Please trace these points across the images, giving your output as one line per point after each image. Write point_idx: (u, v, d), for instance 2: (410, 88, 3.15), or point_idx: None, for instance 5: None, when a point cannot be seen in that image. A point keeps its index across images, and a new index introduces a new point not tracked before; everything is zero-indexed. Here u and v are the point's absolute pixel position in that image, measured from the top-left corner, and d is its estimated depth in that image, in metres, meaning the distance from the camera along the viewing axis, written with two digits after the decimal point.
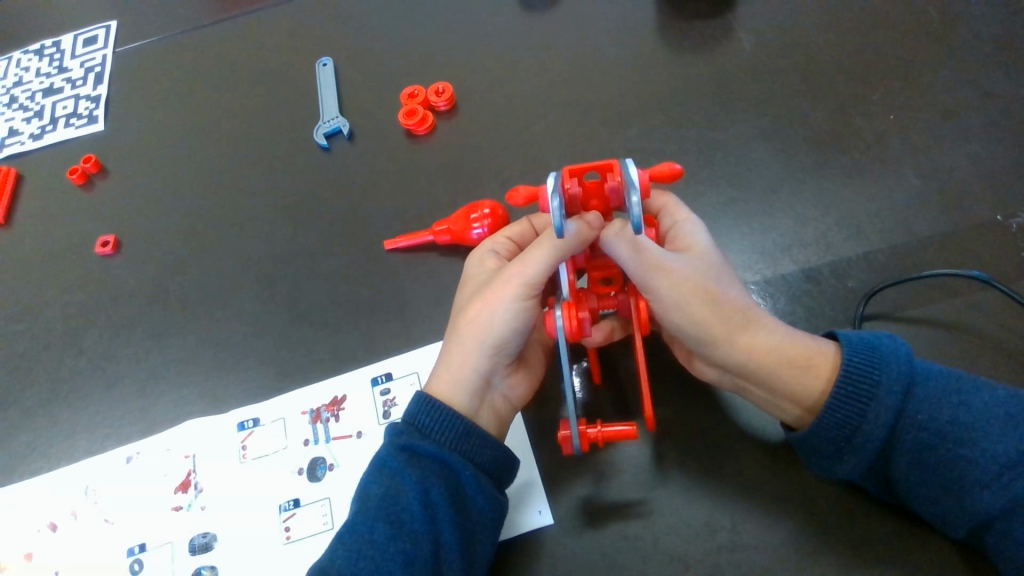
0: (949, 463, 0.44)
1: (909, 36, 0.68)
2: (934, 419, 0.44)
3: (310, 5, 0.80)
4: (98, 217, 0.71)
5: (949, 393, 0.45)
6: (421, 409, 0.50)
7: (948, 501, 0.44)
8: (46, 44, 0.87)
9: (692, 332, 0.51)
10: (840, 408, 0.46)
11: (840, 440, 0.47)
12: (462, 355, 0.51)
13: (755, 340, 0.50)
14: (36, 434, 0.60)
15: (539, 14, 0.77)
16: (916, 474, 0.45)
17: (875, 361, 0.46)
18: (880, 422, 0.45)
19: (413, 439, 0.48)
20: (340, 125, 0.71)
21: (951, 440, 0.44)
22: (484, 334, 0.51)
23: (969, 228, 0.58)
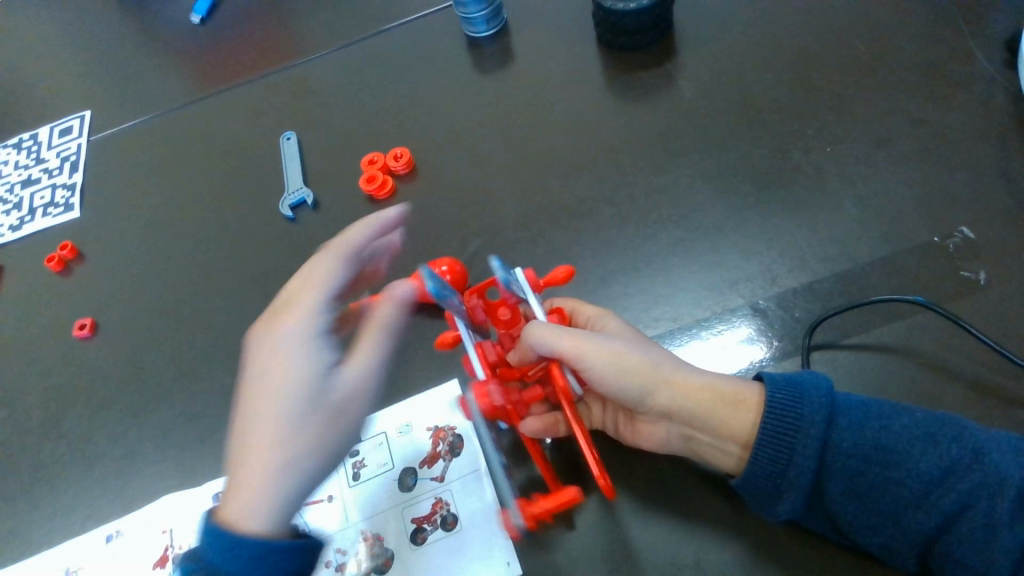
0: (881, 488, 0.42)
1: (839, 70, 0.71)
2: (858, 445, 0.43)
3: (284, 91, 0.88)
4: (82, 303, 0.76)
5: (869, 418, 0.43)
6: (211, 541, 0.41)
7: (886, 528, 0.42)
8: (24, 137, 0.96)
9: (628, 388, 0.49)
10: (769, 443, 0.44)
11: (774, 477, 0.44)
12: (264, 450, 0.43)
13: (685, 381, 0.48)
14: (18, 520, 0.63)
15: (490, 75, 0.82)
16: (853, 506, 0.43)
17: (796, 394, 0.44)
18: (807, 452, 0.43)
19: None
20: (304, 195, 0.76)
21: (877, 464, 0.42)
22: (333, 411, 0.45)
23: (908, 251, 0.59)
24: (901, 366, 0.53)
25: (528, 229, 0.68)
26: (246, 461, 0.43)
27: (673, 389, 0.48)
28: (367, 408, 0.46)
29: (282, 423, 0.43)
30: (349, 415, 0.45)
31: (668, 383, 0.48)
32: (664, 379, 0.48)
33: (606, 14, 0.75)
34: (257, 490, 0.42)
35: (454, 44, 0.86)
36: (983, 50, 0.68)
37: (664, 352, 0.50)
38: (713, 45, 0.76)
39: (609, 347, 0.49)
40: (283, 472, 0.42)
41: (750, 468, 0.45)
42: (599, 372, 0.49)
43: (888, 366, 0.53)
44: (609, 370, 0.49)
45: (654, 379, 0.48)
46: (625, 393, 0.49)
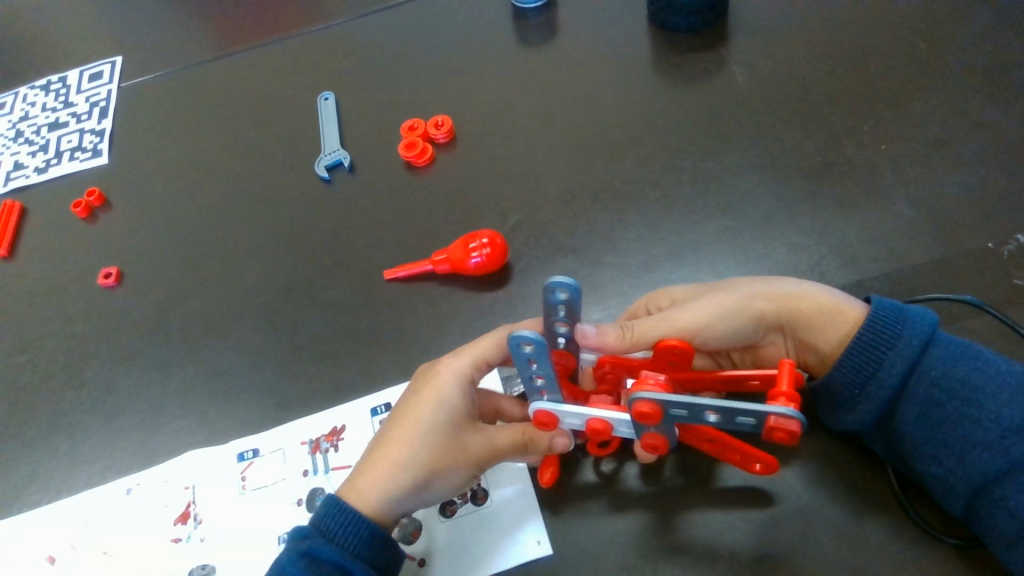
0: (954, 422, 0.43)
1: (898, 67, 0.69)
2: (946, 376, 0.44)
3: (322, 51, 0.86)
4: (108, 251, 0.74)
5: (964, 356, 0.45)
6: (328, 512, 0.46)
7: (947, 460, 0.43)
8: (52, 79, 0.94)
9: (738, 330, 0.51)
10: (858, 354, 0.46)
11: (855, 385, 0.47)
12: (399, 451, 0.47)
13: (783, 303, 0.51)
14: (36, 465, 0.62)
15: (536, 49, 0.80)
16: (923, 430, 0.44)
17: (899, 317, 0.46)
18: (894, 370, 0.45)
19: (317, 544, 0.45)
20: (341, 157, 0.74)
21: (959, 398, 0.44)
22: (471, 429, 0.49)
23: (962, 254, 0.57)
24: None
25: (570, 206, 0.67)
26: (377, 456, 0.48)
27: (772, 317, 0.51)
28: (495, 435, 0.49)
29: (416, 430, 0.48)
30: (472, 436, 0.49)
31: (763, 317, 0.51)
32: (761, 310, 0.51)
33: None
34: (400, 479, 0.47)
35: (499, 14, 0.84)
36: None
37: (755, 285, 0.52)
38: (768, 32, 0.74)
39: (698, 316, 0.51)
40: (415, 474, 0.47)
41: (834, 373, 0.47)
42: (711, 333, 0.51)
43: None
44: (714, 323, 0.51)
45: (755, 316, 0.51)
46: (737, 334, 0.52)
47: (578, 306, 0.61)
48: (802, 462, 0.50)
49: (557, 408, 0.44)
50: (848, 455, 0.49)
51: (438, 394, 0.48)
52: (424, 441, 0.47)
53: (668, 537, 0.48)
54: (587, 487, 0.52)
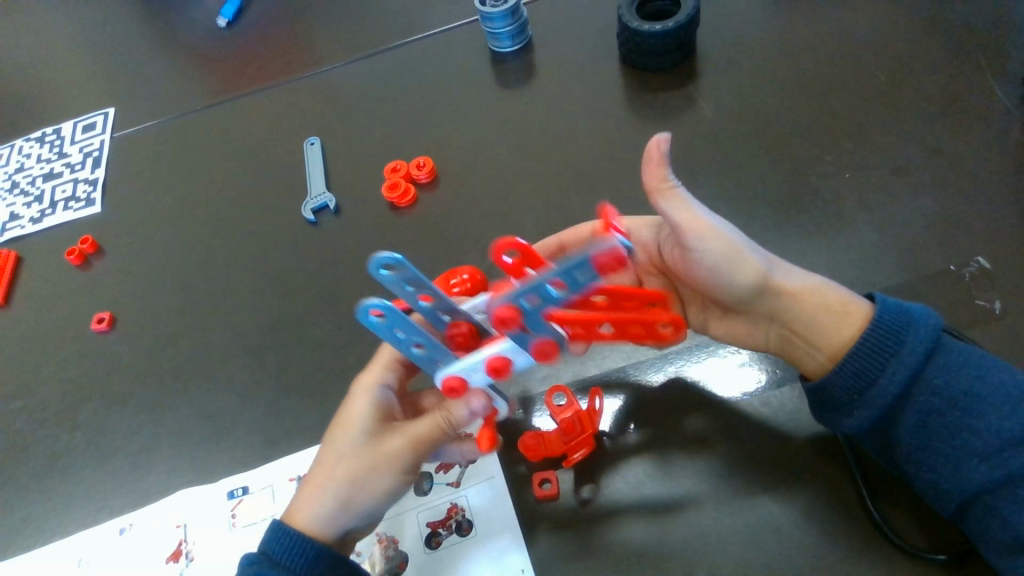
0: (954, 430, 0.44)
1: (859, 99, 0.72)
2: (949, 386, 0.44)
3: (309, 99, 0.89)
4: (101, 296, 0.76)
5: (967, 365, 0.45)
6: (272, 537, 0.48)
7: (943, 469, 0.44)
8: (47, 131, 0.97)
9: (739, 287, 0.50)
10: (860, 357, 0.46)
11: (854, 390, 0.46)
12: (324, 466, 0.50)
13: (786, 284, 0.49)
14: (30, 509, 0.63)
15: (513, 93, 0.83)
16: (920, 437, 0.45)
17: (904, 323, 0.46)
18: (896, 377, 0.45)
19: (262, 569, 0.47)
20: (327, 200, 0.77)
21: (960, 408, 0.44)
22: (385, 432, 0.51)
23: (925, 277, 0.60)
24: None
25: (548, 241, 0.69)
26: (307, 477, 0.51)
27: (773, 293, 0.49)
28: (410, 432, 0.51)
29: (336, 443, 0.50)
30: (386, 438, 0.51)
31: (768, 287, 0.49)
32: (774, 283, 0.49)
33: (632, 36, 0.76)
34: (327, 491, 0.49)
35: (478, 60, 0.88)
36: (1001, 84, 0.70)
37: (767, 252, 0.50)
38: (734, 69, 0.78)
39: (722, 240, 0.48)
40: (338, 488, 0.49)
41: (831, 378, 0.47)
42: (708, 261, 0.49)
43: None
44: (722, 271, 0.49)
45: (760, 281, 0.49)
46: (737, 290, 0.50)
47: None
48: (777, 488, 0.52)
49: (454, 370, 0.46)
50: (821, 480, 0.51)
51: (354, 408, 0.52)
52: (340, 457, 0.50)
53: (652, 565, 0.50)
54: (570, 517, 0.54)
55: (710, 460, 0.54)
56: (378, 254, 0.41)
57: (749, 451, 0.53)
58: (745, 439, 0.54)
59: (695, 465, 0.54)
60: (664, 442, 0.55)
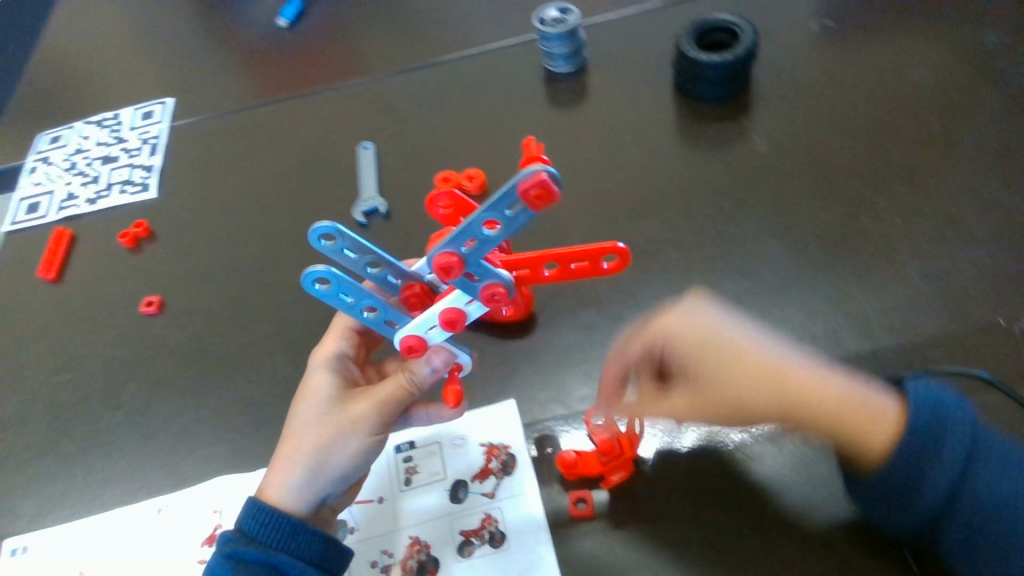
0: (1001, 533, 0.45)
1: (914, 144, 0.73)
2: (992, 492, 0.45)
3: (365, 103, 0.91)
4: (151, 280, 0.78)
5: (1006, 464, 0.45)
6: (247, 515, 0.50)
7: (991, 567, 0.45)
8: (107, 115, 1.00)
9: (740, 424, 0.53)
10: (903, 468, 0.46)
11: (899, 495, 0.46)
12: (292, 439, 0.52)
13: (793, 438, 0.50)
14: (70, 482, 0.65)
15: (567, 112, 0.84)
16: (969, 536, 0.45)
17: (944, 427, 0.46)
18: (943, 484, 0.45)
19: (239, 546, 0.49)
20: (378, 204, 0.78)
21: (1006, 511, 0.45)
22: (348, 400, 0.53)
23: (972, 328, 0.60)
24: None
25: None
26: (276, 453, 0.53)
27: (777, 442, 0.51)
28: (372, 394, 0.53)
29: (302, 416, 0.52)
30: (350, 405, 0.52)
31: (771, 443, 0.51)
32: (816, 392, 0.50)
33: (691, 65, 0.77)
34: (297, 461, 0.51)
35: (535, 78, 0.89)
36: None
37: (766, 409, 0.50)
38: (789, 106, 0.78)
39: (768, 359, 0.51)
40: (305, 458, 0.51)
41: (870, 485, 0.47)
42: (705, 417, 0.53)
43: None
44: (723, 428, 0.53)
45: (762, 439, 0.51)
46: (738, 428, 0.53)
47: (598, 358, 0.64)
48: (813, 527, 0.52)
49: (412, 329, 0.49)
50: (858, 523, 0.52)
51: (316, 381, 0.54)
52: (305, 431, 0.52)
53: None
54: (605, 537, 0.55)
55: (748, 495, 0.54)
56: (314, 223, 0.43)
57: (785, 488, 0.54)
58: (783, 476, 0.55)
59: (732, 497, 0.54)
60: (702, 471, 0.55)
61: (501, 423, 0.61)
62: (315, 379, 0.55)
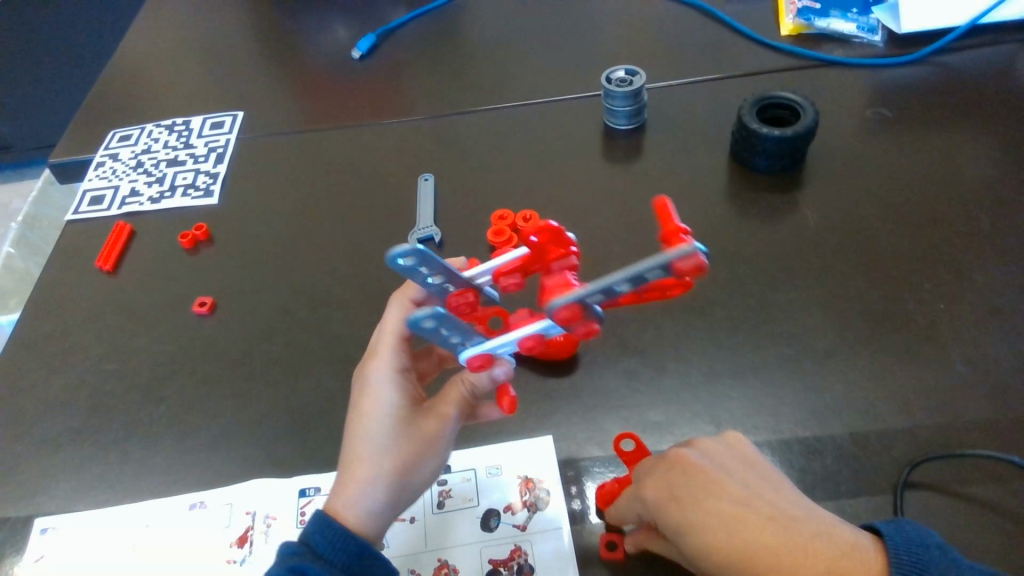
0: None
1: (960, 233, 0.74)
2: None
3: (427, 138, 0.95)
4: (205, 282, 0.80)
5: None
6: (317, 529, 0.48)
7: None
8: (177, 122, 1.04)
9: None
10: None
11: None
12: (366, 459, 0.51)
13: None
14: (107, 468, 0.66)
15: (622, 168, 0.87)
16: None
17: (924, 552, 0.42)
18: None
19: (304, 561, 0.47)
20: (433, 233, 0.80)
21: None
22: (419, 420, 0.54)
23: (1010, 418, 0.61)
24: (991, 523, 0.55)
25: (640, 310, 0.72)
26: (344, 470, 0.52)
27: None
28: (444, 414, 0.55)
29: (374, 437, 0.52)
30: (423, 426, 0.54)
31: None
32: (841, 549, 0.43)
33: (751, 136, 0.80)
34: (376, 484, 0.51)
35: (593, 133, 0.92)
36: None
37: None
38: (840, 185, 0.81)
39: (743, 486, 0.46)
40: (387, 480, 0.51)
41: None
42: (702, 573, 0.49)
43: (976, 520, 0.55)
44: None
45: None
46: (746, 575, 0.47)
47: (638, 405, 0.65)
48: None
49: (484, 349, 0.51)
50: None
51: (382, 398, 0.53)
52: (385, 452, 0.52)
53: None
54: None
55: None
56: (394, 251, 0.45)
57: None
58: None
59: None
60: None
61: (536, 454, 0.63)
62: (381, 396, 0.54)
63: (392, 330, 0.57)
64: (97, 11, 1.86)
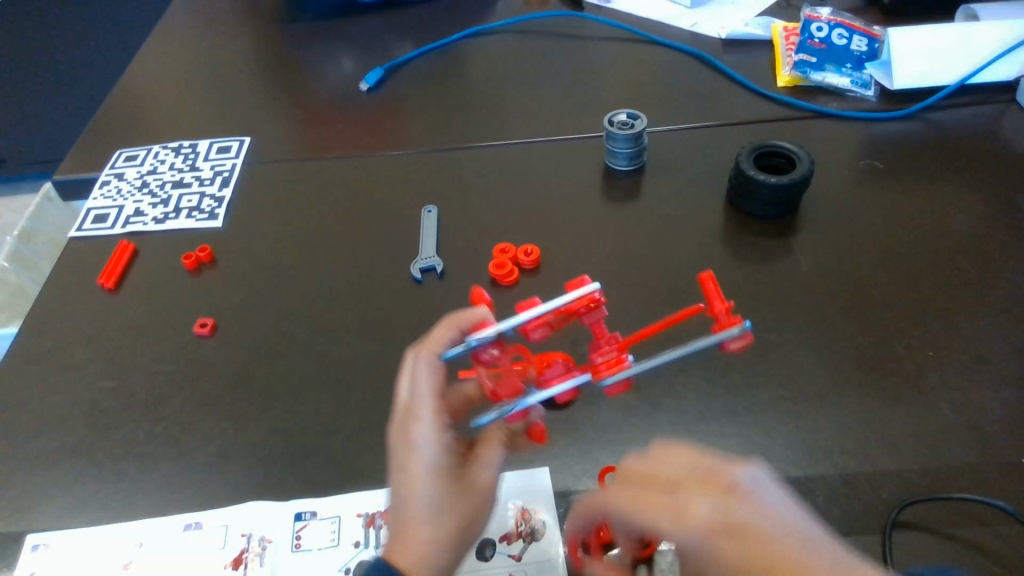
0: None
1: (947, 284, 0.77)
2: None
3: (431, 171, 0.97)
4: (206, 303, 0.81)
5: None
6: None
7: None
8: (184, 144, 1.05)
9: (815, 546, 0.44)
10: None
11: None
12: (427, 520, 0.49)
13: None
14: (101, 486, 0.66)
15: (621, 207, 0.90)
16: None
17: None
18: None
19: None
20: (435, 263, 0.82)
21: None
22: (471, 476, 0.52)
23: (995, 465, 0.62)
24: (978, 568, 0.56)
25: (637, 347, 0.73)
26: (400, 529, 0.49)
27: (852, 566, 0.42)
28: (489, 464, 0.53)
29: (430, 496, 0.50)
30: (476, 483, 0.52)
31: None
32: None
33: (748, 182, 0.83)
34: (438, 546, 0.49)
35: (593, 172, 0.95)
36: None
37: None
38: (832, 233, 0.84)
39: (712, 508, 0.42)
40: (447, 542, 0.49)
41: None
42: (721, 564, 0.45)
43: (963, 565, 0.56)
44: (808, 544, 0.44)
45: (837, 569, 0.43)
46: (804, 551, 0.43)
47: (634, 440, 0.66)
48: None
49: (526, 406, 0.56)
50: None
51: (433, 452, 0.51)
52: (441, 512, 0.50)
53: None
54: None
55: None
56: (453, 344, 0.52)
57: None
58: None
59: None
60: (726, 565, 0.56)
61: (535, 488, 0.63)
62: (431, 452, 0.51)
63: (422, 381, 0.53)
64: (107, 21, 1.94)
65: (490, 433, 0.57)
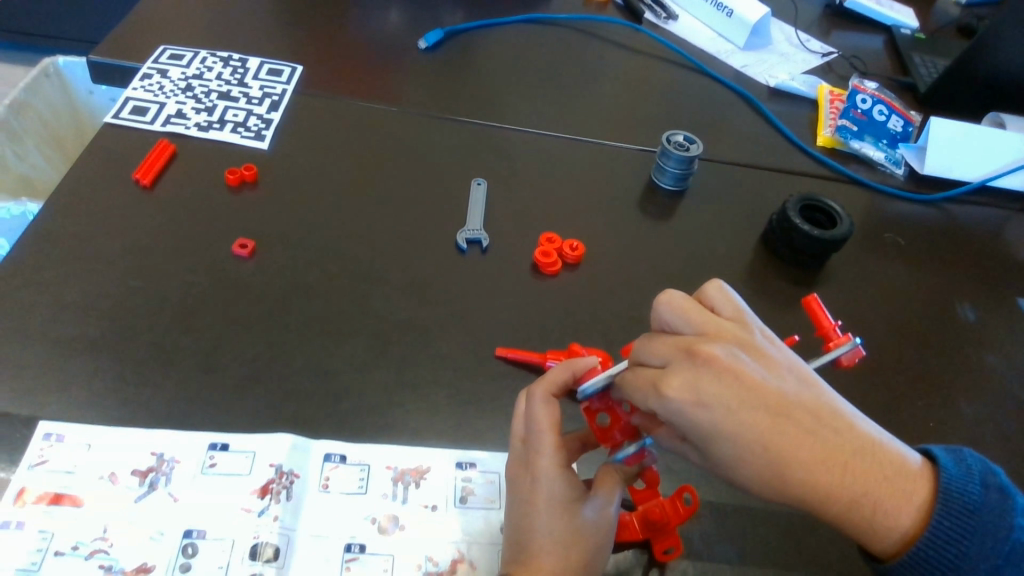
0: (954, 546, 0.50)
1: (949, 364, 0.82)
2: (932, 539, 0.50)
3: (482, 145, 0.97)
4: (246, 223, 0.79)
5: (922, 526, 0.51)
6: None
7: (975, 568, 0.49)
8: (233, 56, 1.02)
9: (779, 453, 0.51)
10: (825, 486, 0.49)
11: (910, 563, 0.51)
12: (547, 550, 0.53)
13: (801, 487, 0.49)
14: (122, 386, 0.64)
15: (661, 225, 0.92)
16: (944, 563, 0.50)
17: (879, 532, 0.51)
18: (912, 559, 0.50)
19: None
20: (482, 238, 0.83)
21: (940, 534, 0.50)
22: (589, 509, 0.55)
23: None
24: None
25: None
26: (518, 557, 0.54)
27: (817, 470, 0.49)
28: (608, 502, 0.56)
29: (548, 526, 0.54)
30: (592, 516, 0.55)
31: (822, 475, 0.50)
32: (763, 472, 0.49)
33: (789, 228, 0.86)
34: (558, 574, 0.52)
35: (639, 184, 0.97)
36: None
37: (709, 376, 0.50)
38: (852, 295, 0.88)
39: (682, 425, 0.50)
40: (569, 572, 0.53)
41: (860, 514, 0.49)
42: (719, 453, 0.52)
43: None
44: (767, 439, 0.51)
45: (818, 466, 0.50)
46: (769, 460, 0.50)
47: None
48: None
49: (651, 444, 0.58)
50: None
51: (551, 487, 0.55)
52: (565, 545, 0.53)
53: None
54: None
55: None
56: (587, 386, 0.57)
57: None
58: None
59: None
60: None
61: None
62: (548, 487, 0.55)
63: (545, 417, 0.57)
64: None
65: (605, 472, 0.58)
